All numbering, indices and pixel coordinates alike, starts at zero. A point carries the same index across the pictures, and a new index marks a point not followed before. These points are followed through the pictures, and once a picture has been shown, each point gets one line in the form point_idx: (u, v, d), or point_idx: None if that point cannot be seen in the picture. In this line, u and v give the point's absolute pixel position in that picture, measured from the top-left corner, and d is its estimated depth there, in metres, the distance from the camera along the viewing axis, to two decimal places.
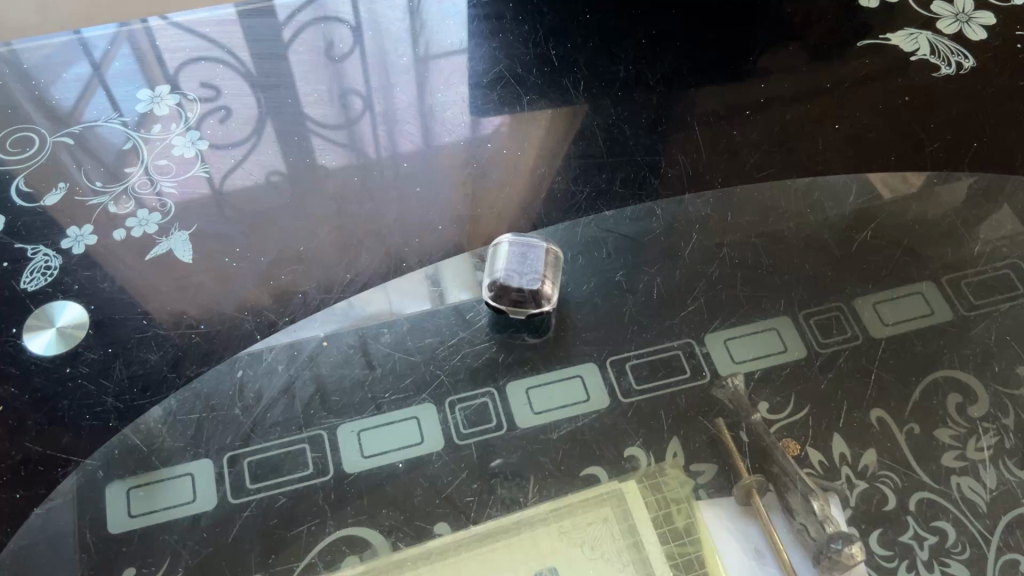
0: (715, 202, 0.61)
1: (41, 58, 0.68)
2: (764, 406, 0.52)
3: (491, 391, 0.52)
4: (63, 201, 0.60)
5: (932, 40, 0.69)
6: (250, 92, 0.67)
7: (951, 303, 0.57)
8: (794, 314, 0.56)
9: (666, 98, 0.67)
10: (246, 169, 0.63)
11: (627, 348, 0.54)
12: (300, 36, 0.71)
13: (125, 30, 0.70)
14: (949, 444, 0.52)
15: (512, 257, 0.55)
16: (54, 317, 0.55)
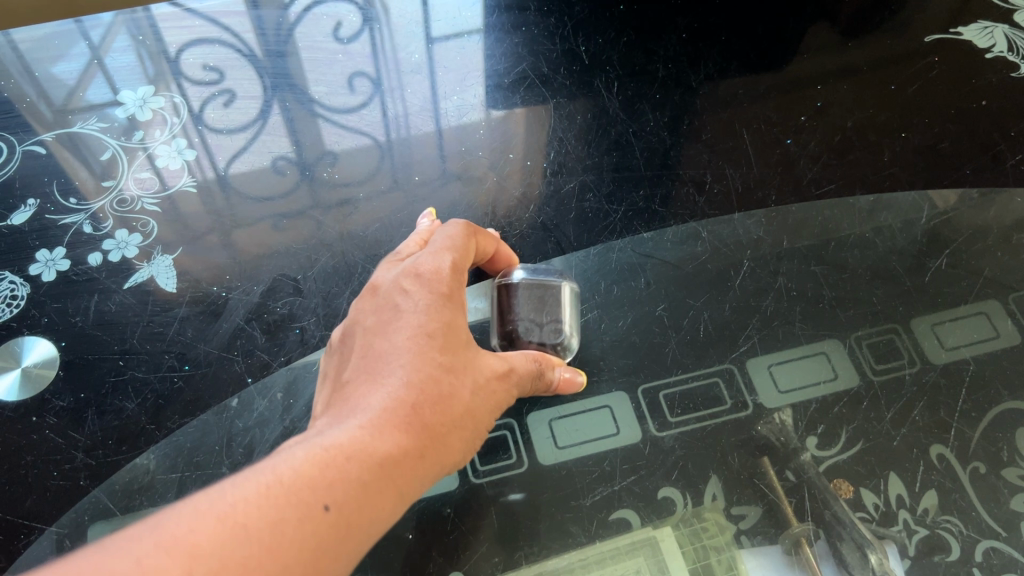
0: (768, 222, 0.53)
1: (30, 51, 0.62)
2: (813, 441, 0.46)
3: (511, 422, 0.47)
4: (31, 221, 0.53)
5: (1010, 35, 0.61)
6: (255, 74, 0.61)
7: (1017, 323, 0.50)
8: (845, 338, 0.49)
9: (710, 102, 0.59)
10: (252, 153, 0.57)
11: (662, 377, 0.48)
12: (305, 21, 0.63)
13: (125, 19, 0.63)
14: (1019, 485, 0.45)
15: (526, 298, 0.46)
16: (19, 356, 0.48)
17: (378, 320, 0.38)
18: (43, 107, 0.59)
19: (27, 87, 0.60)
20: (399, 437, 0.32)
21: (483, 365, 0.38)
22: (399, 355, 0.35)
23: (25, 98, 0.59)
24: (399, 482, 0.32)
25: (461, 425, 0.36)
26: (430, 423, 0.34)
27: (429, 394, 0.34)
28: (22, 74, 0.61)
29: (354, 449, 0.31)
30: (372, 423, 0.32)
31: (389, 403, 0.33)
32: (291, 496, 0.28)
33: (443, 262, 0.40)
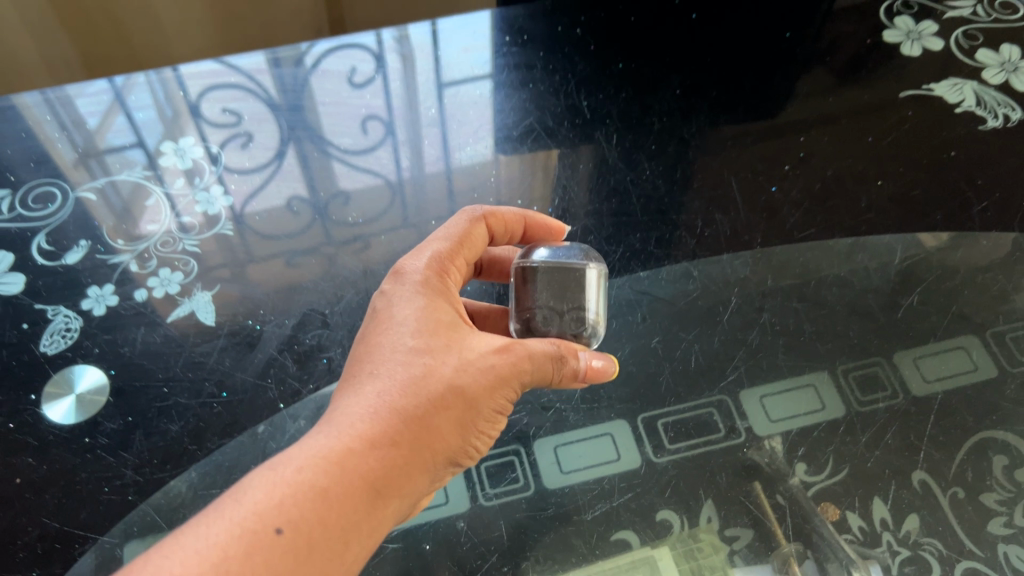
0: (753, 263, 0.58)
1: (69, 107, 0.67)
2: (802, 467, 0.50)
3: (518, 448, 0.51)
4: (84, 260, 0.59)
5: (977, 91, 0.66)
6: (277, 125, 0.67)
7: (994, 357, 0.54)
8: (833, 370, 0.54)
9: (701, 152, 0.65)
10: (270, 192, 0.64)
11: (660, 406, 0.52)
12: (324, 78, 0.70)
13: (158, 79, 0.69)
14: (996, 509, 0.49)
15: (544, 284, 0.46)
16: (73, 383, 0.53)
17: (370, 318, 0.42)
18: (90, 158, 0.64)
19: (74, 139, 0.65)
20: (365, 441, 0.35)
21: (470, 351, 0.40)
22: (382, 362, 0.38)
23: (72, 150, 0.65)
24: (367, 481, 0.34)
25: (447, 413, 0.37)
26: (405, 416, 0.36)
27: (404, 391, 0.37)
28: (65, 127, 0.66)
29: (315, 463, 0.33)
30: (340, 428, 0.35)
31: (364, 410, 0.36)
32: (242, 526, 0.31)
33: (427, 251, 0.46)
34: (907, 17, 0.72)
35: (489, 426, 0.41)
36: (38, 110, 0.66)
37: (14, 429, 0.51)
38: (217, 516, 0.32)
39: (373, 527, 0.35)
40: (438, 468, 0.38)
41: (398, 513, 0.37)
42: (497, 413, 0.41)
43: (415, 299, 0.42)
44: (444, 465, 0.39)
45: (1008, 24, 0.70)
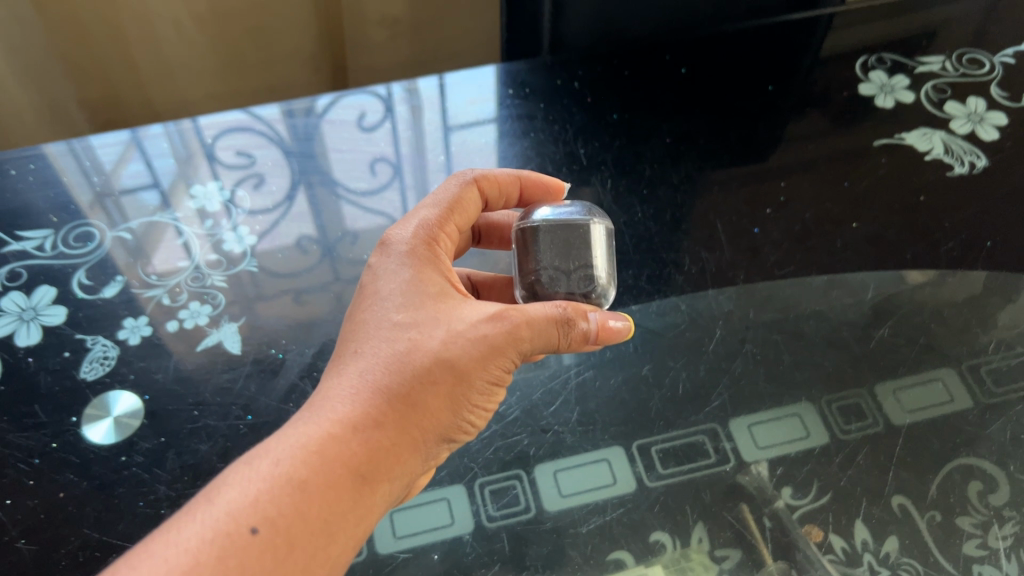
0: (737, 298, 0.63)
1: (97, 155, 0.73)
2: (788, 492, 0.54)
3: (520, 473, 0.55)
4: (120, 294, 0.64)
5: (945, 139, 0.72)
6: (290, 171, 0.74)
7: (971, 391, 0.58)
8: (817, 400, 0.58)
9: (690, 196, 0.70)
10: (283, 230, 0.70)
11: (653, 435, 0.57)
12: (335, 126, 0.77)
13: (177, 129, 0.75)
14: (971, 532, 0.52)
15: (550, 244, 0.50)
16: (110, 407, 0.58)
17: (361, 295, 0.47)
18: (118, 200, 0.70)
19: (106, 184, 0.71)
20: (341, 435, 0.40)
21: (459, 324, 0.44)
22: (362, 353, 0.43)
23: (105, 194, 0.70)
24: (349, 467, 0.39)
25: (424, 400, 0.42)
26: (387, 403, 0.41)
27: (389, 372, 0.42)
28: (96, 173, 0.71)
29: (293, 460, 0.38)
30: (324, 418, 0.40)
31: (341, 405, 0.41)
32: (220, 530, 0.36)
33: (415, 220, 0.51)
34: (880, 71, 0.78)
35: (483, 399, 0.46)
36: (62, 159, 0.72)
37: (57, 448, 0.56)
38: (199, 519, 0.37)
39: (358, 508, 0.40)
40: (422, 445, 0.43)
41: (390, 490, 0.42)
42: (494, 385, 0.46)
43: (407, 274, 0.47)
44: (433, 441, 0.43)
45: (973, 79, 0.76)
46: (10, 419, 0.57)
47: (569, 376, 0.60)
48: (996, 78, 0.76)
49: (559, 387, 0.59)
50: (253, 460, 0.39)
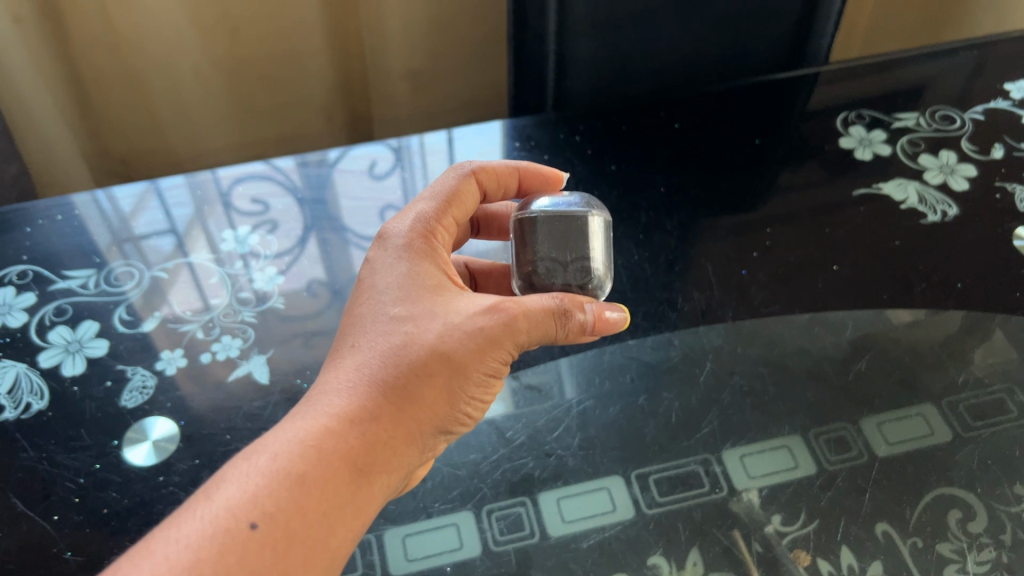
0: (726, 334, 0.69)
1: (125, 204, 0.80)
2: (777, 519, 0.58)
3: (527, 500, 0.59)
4: (158, 328, 0.70)
5: (919, 190, 0.78)
6: (301, 219, 0.81)
7: (950, 425, 0.63)
8: (805, 434, 0.62)
9: (683, 241, 0.76)
10: (297, 275, 0.76)
11: (649, 465, 0.61)
12: (346, 177, 0.85)
13: (195, 181, 0.83)
14: (950, 557, 0.56)
15: (550, 236, 0.55)
16: (147, 432, 0.63)
17: (360, 294, 0.53)
18: (143, 243, 0.77)
19: (136, 229, 0.78)
20: (335, 436, 0.45)
21: (456, 317, 0.50)
22: (357, 356, 0.49)
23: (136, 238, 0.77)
24: (346, 459, 0.45)
25: (415, 397, 0.48)
26: (382, 399, 0.47)
27: (385, 369, 0.48)
28: (123, 221, 0.79)
29: (291, 457, 0.44)
30: (320, 418, 0.46)
31: (335, 406, 0.47)
32: (222, 527, 0.41)
33: (411, 215, 0.58)
34: (859, 126, 0.85)
35: (478, 391, 0.52)
36: (88, 209, 0.79)
37: (100, 468, 0.60)
38: (202, 515, 0.42)
39: (358, 496, 0.46)
40: (417, 437, 0.49)
41: (388, 479, 0.48)
42: (489, 376, 0.52)
43: (406, 265, 0.54)
44: (427, 434, 0.49)
45: (946, 133, 0.83)
46: (57, 442, 0.62)
47: (571, 405, 0.65)
48: (966, 132, 0.83)
49: (562, 416, 0.64)
50: (255, 458, 0.45)
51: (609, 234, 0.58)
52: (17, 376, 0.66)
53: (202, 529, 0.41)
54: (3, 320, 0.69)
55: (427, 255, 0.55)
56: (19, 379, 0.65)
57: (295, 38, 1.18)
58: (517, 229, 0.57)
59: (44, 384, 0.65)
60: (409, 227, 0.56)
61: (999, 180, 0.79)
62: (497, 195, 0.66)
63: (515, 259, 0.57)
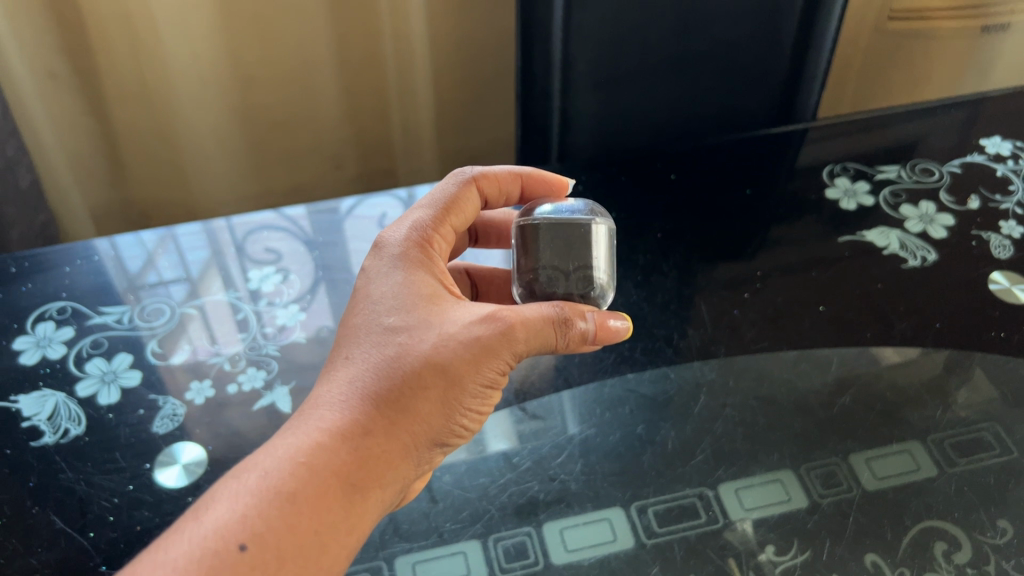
0: (719, 368, 0.74)
1: (146, 250, 0.87)
2: (771, 548, 0.61)
3: (531, 529, 0.62)
4: (188, 359, 0.76)
5: (900, 237, 0.87)
6: (309, 262, 0.87)
7: (936, 462, 0.66)
8: (797, 469, 0.66)
9: (681, 281, 0.84)
10: (313, 313, 0.81)
11: (648, 496, 0.64)
12: (353, 223, 0.92)
13: (209, 228, 0.90)
14: None
15: (553, 246, 0.60)
16: (176, 456, 0.67)
17: (355, 308, 0.58)
18: (166, 284, 0.83)
19: (162, 273, 0.84)
20: (325, 453, 0.49)
21: (448, 329, 0.54)
22: (348, 373, 0.53)
23: (162, 280, 0.84)
24: (337, 475, 0.49)
25: (403, 412, 0.52)
26: (373, 416, 0.51)
27: (377, 383, 0.52)
28: (145, 264, 0.85)
29: (281, 477, 0.48)
30: (312, 436, 0.50)
31: (324, 425, 0.51)
32: (211, 549, 0.45)
33: (408, 224, 0.64)
34: (844, 178, 0.95)
35: (472, 403, 0.56)
36: (112, 253, 0.86)
37: (133, 489, 0.65)
38: (192, 539, 0.46)
39: (352, 510, 0.49)
40: (410, 449, 0.52)
41: (381, 493, 0.51)
42: (487, 387, 0.56)
43: (401, 273, 0.59)
44: (420, 446, 0.53)
45: (925, 185, 0.93)
46: (94, 464, 0.66)
47: (574, 434, 0.69)
48: (944, 185, 0.93)
49: (565, 443, 0.68)
50: (248, 479, 0.49)
51: (612, 242, 0.63)
52: (56, 404, 0.71)
53: (194, 552, 0.45)
54: (43, 352, 0.75)
55: (423, 259, 0.61)
56: (59, 406, 0.70)
57: (308, 91, 1.25)
58: (520, 238, 0.63)
59: (81, 411, 0.70)
60: (406, 232, 0.63)
61: (974, 229, 0.87)
62: (500, 203, 0.72)
63: (519, 268, 0.63)
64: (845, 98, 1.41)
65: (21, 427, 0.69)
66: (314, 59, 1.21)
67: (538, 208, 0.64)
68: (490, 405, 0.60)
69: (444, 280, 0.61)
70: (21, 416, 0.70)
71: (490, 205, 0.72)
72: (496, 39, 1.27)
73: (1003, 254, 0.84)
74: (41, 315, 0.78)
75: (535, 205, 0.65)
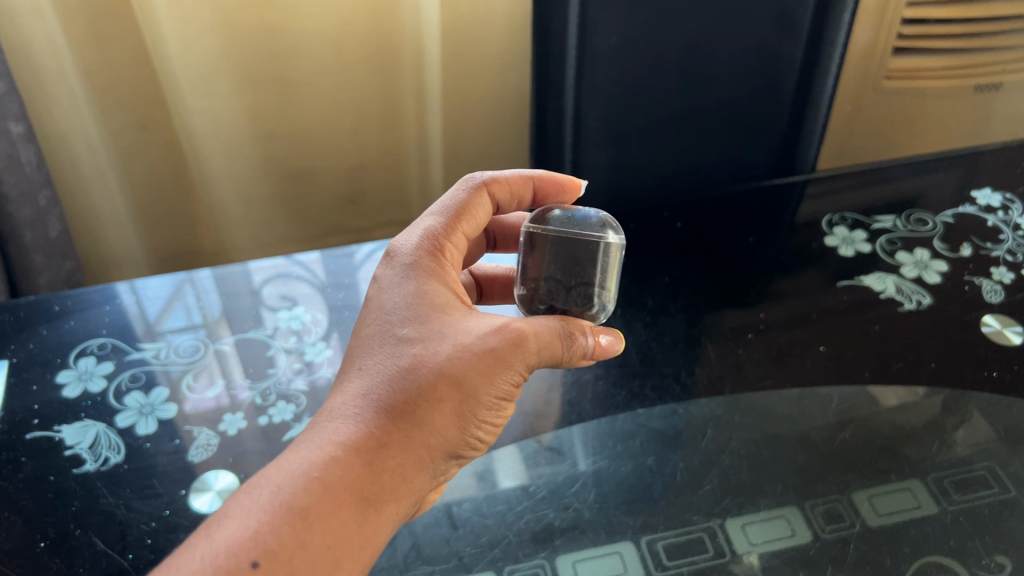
0: (725, 405, 0.79)
1: (172, 292, 0.93)
2: None
3: (543, 561, 0.64)
4: (222, 393, 0.80)
5: (897, 282, 0.92)
6: (322, 302, 0.93)
7: (936, 499, 0.69)
8: (802, 506, 0.69)
9: (689, 321, 0.89)
10: (336, 347, 0.86)
11: (658, 531, 0.67)
12: (368, 266, 0.98)
13: (229, 272, 0.96)
14: None
15: (559, 261, 0.64)
16: (210, 484, 0.71)
17: (369, 319, 0.61)
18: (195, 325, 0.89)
19: (192, 314, 0.90)
20: (339, 468, 0.51)
21: (462, 340, 0.58)
22: (362, 386, 0.56)
23: (191, 321, 0.89)
24: (350, 491, 0.51)
25: (416, 426, 0.54)
26: (386, 431, 0.54)
27: (392, 395, 0.55)
28: (173, 306, 0.91)
29: (294, 493, 0.50)
30: (326, 450, 0.52)
31: (337, 438, 0.53)
32: (224, 565, 0.47)
33: (419, 231, 0.68)
34: (843, 227, 1.01)
35: (485, 416, 0.59)
36: (142, 297, 0.92)
37: (169, 514, 0.68)
38: (202, 555, 0.47)
39: (365, 524, 0.52)
40: (423, 462, 0.55)
41: (395, 506, 0.54)
42: (501, 399, 0.59)
43: (413, 283, 0.63)
44: (433, 458, 0.56)
45: (919, 233, 0.98)
46: (133, 490, 0.70)
47: (587, 464, 0.73)
48: (937, 233, 0.98)
49: (578, 474, 0.72)
50: (259, 495, 0.50)
51: (619, 257, 0.66)
52: (97, 434, 0.75)
53: (206, 568, 0.47)
54: (84, 386, 0.80)
55: (434, 268, 0.65)
56: (99, 436, 0.75)
57: (330, 141, 1.32)
58: (529, 242, 0.66)
59: (121, 440, 0.75)
60: (417, 239, 0.67)
61: (967, 274, 0.92)
62: (512, 204, 0.77)
63: (524, 270, 0.67)
64: (848, 157, 1.47)
65: (64, 455, 0.73)
66: (335, 112, 1.28)
67: (554, 211, 0.67)
68: (504, 420, 0.63)
69: (455, 288, 0.65)
70: (64, 444, 0.74)
71: (502, 208, 0.77)
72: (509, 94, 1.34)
73: (994, 299, 0.89)
74: (83, 351, 0.84)
75: (550, 206, 0.69)
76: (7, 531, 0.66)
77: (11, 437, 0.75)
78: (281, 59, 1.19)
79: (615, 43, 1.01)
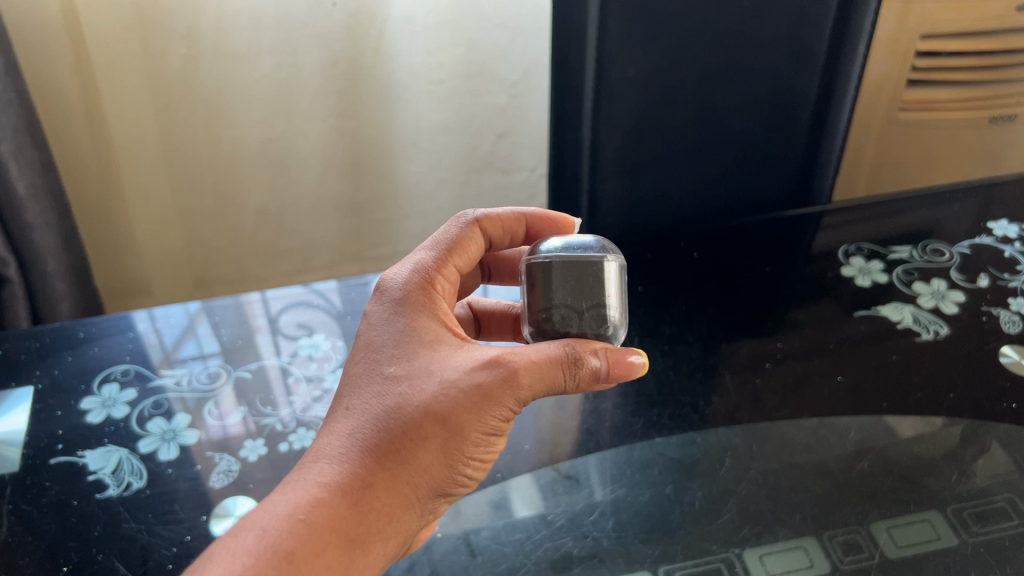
0: (742, 434, 0.79)
1: (191, 321, 0.94)
2: None
3: None
4: (243, 419, 0.81)
5: (914, 312, 0.92)
6: (338, 329, 0.94)
7: (955, 531, 0.68)
8: (821, 537, 0.68)
9: (704, 350, 0.90)
10: None
11: (676, 560, 0.66)
12: None
13: (243, 301, 0.98)
14: None
15: (567, 285, 0.64)
16: (231, 510, 0.71)
17: (358, 357, 0.62)
18: (215, 352, 0.90)
19: (213, 342, 0.92)
20: (324, 509, 0.52)
21: (450, 376, 0.58)
22: (348, 426, 0.56)
23: (214, 347, 0.91)
24: (336, 533, 0.51)
25: (402, 466, 0.55)
26: (372, 471, 0.54)
27: (378, 435, 0.55)
28: (192, 335, 0.92)
29: (279, 535, 0.50)
30: (312, 490, 0.53)
31: (322, 480, 0.53)
32: None
33: (411, 264, 0.69)
34: (859, 257, 1.01)
35: (474, 452, 0.59)
36: (162, 326, 0.93)
37: (190, 539, 0.68)
38: None
39: (351, 564, 0.52)
40: (408, 502, 0.55)
41: (381, 547, 0.54)
42: (490, 435, 0.59)
43: (402, 319, 0.64)
44: (419, 497, 0.56)
45: (935, 264, 0.99)
46: (155, 515, 0.70)
47: (605, 493, 0.73)
48: (954, 264, 0.99)
49: (596, 503, 0.72)
50: (245, 536, 0.51)
51: (623, 276, 0.66)
52: (120, 460, 0.76)
53: None
54: (108, 412, 0.81)
55: (425, 300, 0.66)
56: (122, 461, 0.76)
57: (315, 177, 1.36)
58: (529, 273, 0.66)
59: (143, 466, 0.76)
60: (409, 272, 0.68)
61: (984, 305, 0.92)
62: (504, 241, 0.78)
63: (529, 302, 0.66)
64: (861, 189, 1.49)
65: (87, 480, 0.74)
66: (306, 152, 1.34)
67: (546, 243, 0.66)
68: (495, 455, 0.63)
69: (446, 320, 0.66)
70: (87, 469, 0.75)
71: (495, 244, 0.78)
72: (504, 117, 1.38)
73: (1012, 329, 0.89)
74: (107, 377, 0.86)
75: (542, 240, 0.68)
76: (31, 555, 0.67)
77: (35, 462, 0.76)
78: (259, 99, 1.26)
79: (633, 76, 1.03)
